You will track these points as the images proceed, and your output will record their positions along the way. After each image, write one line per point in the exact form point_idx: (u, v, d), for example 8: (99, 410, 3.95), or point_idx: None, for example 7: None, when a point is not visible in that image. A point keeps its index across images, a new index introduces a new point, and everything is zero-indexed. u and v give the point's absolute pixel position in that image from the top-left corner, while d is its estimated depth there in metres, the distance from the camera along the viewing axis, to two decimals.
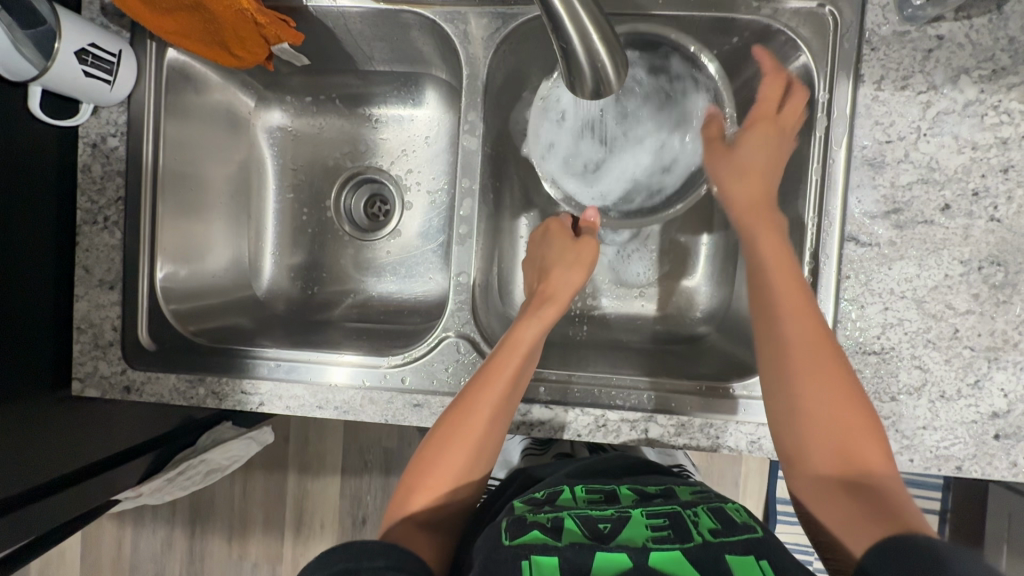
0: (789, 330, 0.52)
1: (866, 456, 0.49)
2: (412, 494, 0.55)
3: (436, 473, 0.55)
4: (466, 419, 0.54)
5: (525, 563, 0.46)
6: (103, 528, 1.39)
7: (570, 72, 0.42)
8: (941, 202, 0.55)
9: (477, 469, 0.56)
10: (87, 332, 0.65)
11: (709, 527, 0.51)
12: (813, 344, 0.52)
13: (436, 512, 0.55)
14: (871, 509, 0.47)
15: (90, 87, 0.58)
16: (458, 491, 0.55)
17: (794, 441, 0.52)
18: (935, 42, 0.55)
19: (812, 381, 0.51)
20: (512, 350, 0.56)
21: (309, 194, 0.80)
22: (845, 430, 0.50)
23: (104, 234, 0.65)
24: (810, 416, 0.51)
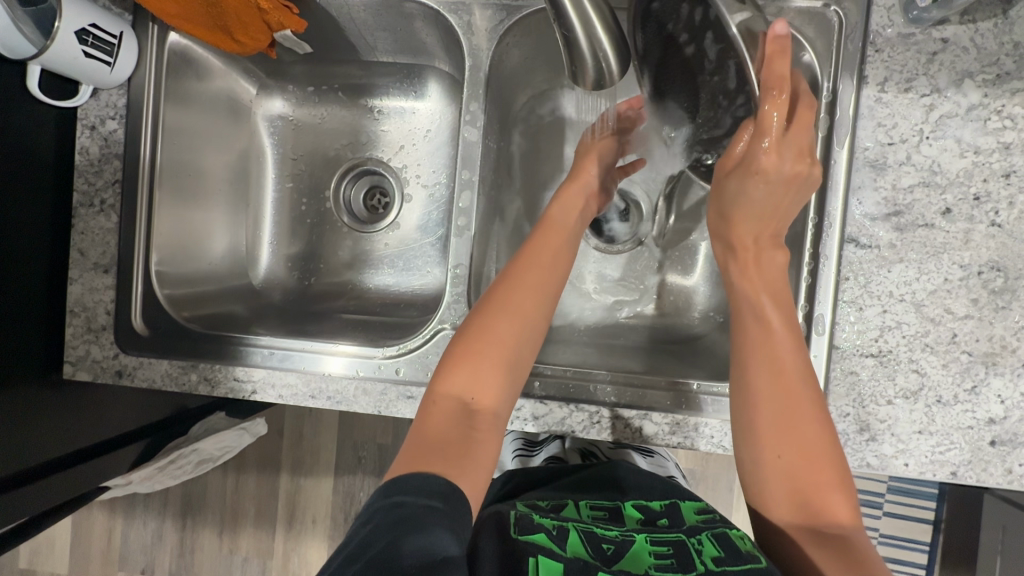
0: (763, 380, 0.51)
1: (837, 506, 0.48)
2: (453, 378, 0.53)
3: (479, 352, 0.54)
4: (507, 297, 0.56)
5: (533, 560, 0.46)
6: (94, 518, 1.38)
7: (573, 62, 0.41)
8: (942, 206, 0.55)
9: (521, 355, 0.55)
10: (80, 315, 0.64)
11: (711, 555, 0.49)
12: (790, 384, 0.50)
13: (479, 396, 0.53)
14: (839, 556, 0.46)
15: (90, 68, 0.58)
16: (503, 373, 0.54)
17: (761, 491, 0.50)
18: (939, 45, 0.55)
19: (786, 420, 0.50)
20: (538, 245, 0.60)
21: (309, 184, 0.80)
22: (813, 471, 0.49)
23: (100, 217, 0.64)
24: (780, 468, 0.49)
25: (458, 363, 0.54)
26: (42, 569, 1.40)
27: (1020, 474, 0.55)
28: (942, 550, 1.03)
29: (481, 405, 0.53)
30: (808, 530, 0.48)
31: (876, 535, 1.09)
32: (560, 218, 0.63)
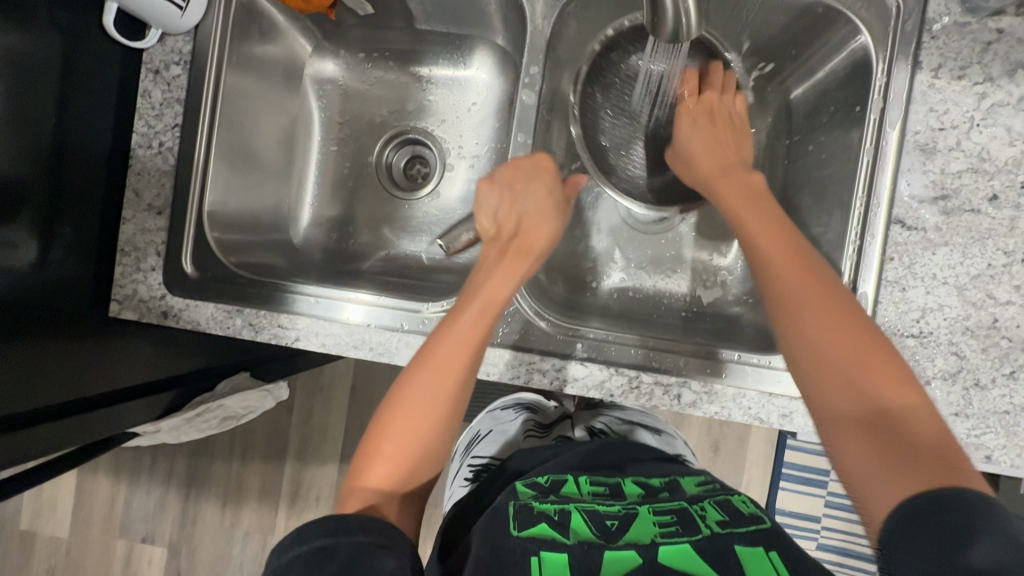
0: (784, 270, 0.49)
1: (887, 393, 0.42)
2: (372, 450, 0.53)
3: (393, 430, 0.53)
4: (426, 368, 0.54)
5: (534, 560, 0.45)
6: (98, 483, 1.38)
7: (654, 14, 0.42)
8: (989, 192, 0.56)
9: (439, 414, 0.53)
10: (131, 255, 0.66)
11: (716, 519, 0.50)
12: (805, 269, 0.49)
13: (400, 473, 0.53)
14: (894, 456, 0.40)
15: (163, 10, 0.59)
16: (425, 435, 0.53)
17: (812, 371, 0.45)
18: (995, 35, 0.56)
19: (821, 309, 0.46)
20: (485, 305, 0.56)
21: (353, 148, 0.81)
22: (866, 357, 0.44)
23: (158, 158, 0.66)
24: (826, 357, 0.45)
25: (374, 437, 0.54)
26: (41, 532, 1.40)
27: None
28: None
29: (403, 484, 0.53)
30: (868, 422, 0.42)
31: None
32: (493, 292, 0.57)
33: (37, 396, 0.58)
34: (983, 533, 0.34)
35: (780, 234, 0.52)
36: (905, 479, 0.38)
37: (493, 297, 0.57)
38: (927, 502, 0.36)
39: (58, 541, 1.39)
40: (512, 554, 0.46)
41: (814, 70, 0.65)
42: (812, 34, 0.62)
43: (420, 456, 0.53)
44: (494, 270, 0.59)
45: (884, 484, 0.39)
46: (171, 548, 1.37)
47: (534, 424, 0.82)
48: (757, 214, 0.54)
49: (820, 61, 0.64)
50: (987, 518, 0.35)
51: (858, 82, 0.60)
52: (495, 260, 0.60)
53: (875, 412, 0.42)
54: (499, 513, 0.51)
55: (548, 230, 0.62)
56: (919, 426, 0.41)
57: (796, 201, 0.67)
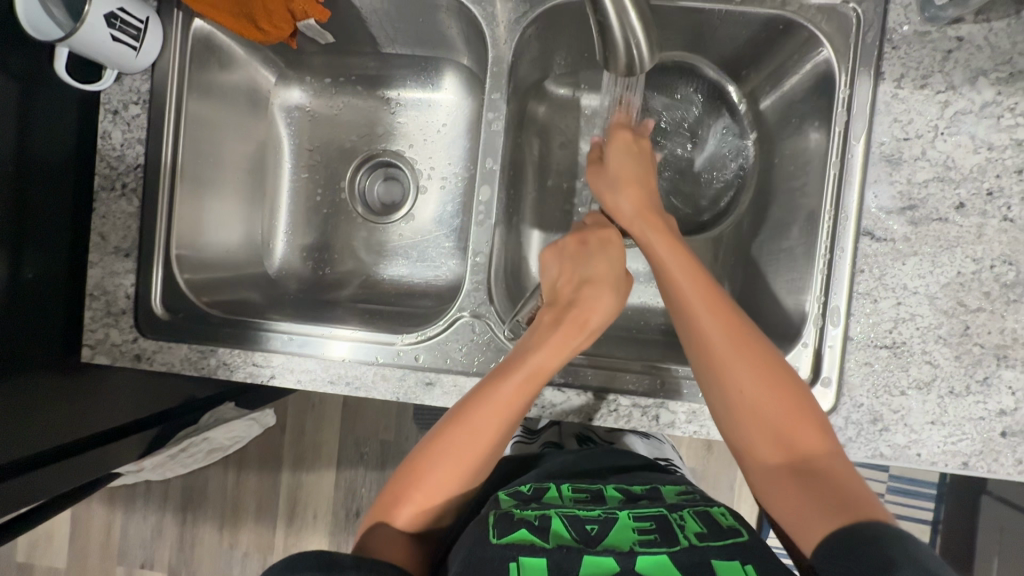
0: (713, 326, 0.51)
1: (809, 449, 0.48)
2: (404, 493, 0.54)
3: (429, 482, 0.53)
4: (471, 429, 0.53)
5: (512, 566, 0.45)
6: (92, 512, 1.37)
7: (606, 49, 0.42)
8: (956, 200, 0.56)
9: (472, 474, 0.54)
10: (100, 299, 0.65)
11: (694, 531, 0.50)
12: (733, 340, 0.51)
13: (426, 512, 0.53)
14: (821, 498, 0.46)
15: (116, 52, 0.58)
16: (453, 489, 0.53)
17: (737, 428, 0.50)
18: (955, 43, 0.56)
19: (742, 359, 0.50)
20: (532, 375, 0.54)
21: (325, 174, 0.80)
22: (779, 395, 0.50)
23: (121, 201, 0.65)
24: (754, 409, 0.50)
25: (410, 480, 0.54)
26: (38, 563, 1.39)
27: None
28: None
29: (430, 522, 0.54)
30: (794, 470, 0.48)
31: None
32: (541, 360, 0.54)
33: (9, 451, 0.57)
34: (903, 559, 0.38)
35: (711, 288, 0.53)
36: (823, 519, 0.44)
37: (541, 367, 0.54)
38: (851, 535, 0.42)
39: (55, 571, 1.38)
40: (492, 562, 0.46)
41: (781, 82, 0.65)
42: (776, 47, 0.62)
43: (454, 501, 0.54)
44: (545, 340, 0.55)
45: (811, 521, 0.45)
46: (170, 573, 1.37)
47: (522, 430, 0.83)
48: (681, 261, 0.54)
49: (785, 72, 0.64)
50: (902, 545, 0.40)
51: (824, 94, 0.60)
52: (548, 325, 0.56)
53: (801, 465, 0.48)
54: (483, 522, 0.50)
55: (607, 303, 0.57)
56: (835, 467, 0.47)
57: (768, 213, 0.67)
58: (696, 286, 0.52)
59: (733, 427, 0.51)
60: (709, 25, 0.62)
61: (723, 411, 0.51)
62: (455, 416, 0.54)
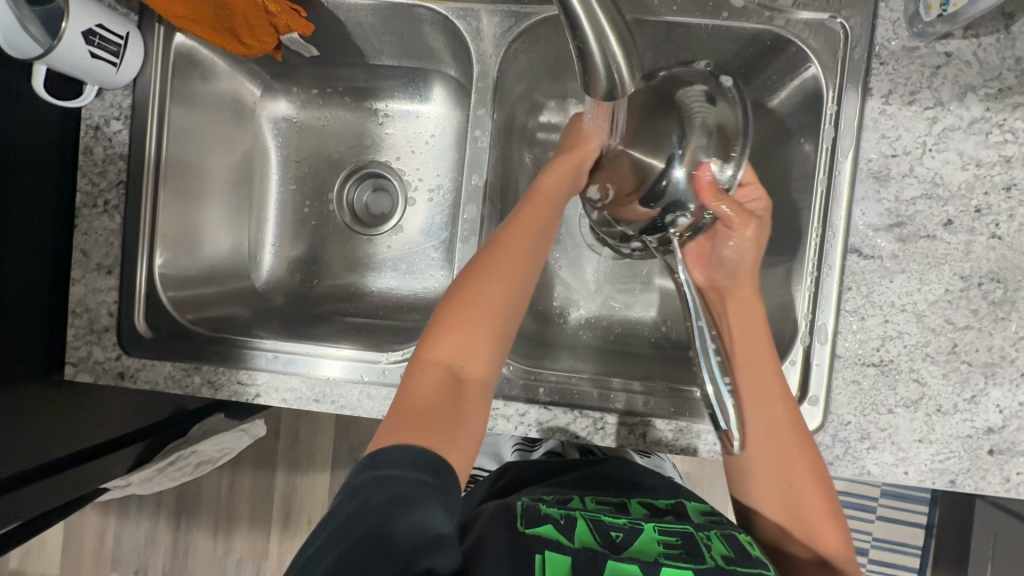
0: (769, 417, 0.53)
1: (835, 547, 0.51)
2: (439, 344, 0.51)
3: (461, 334, 0.51)
4: (496, 272, 0.53)
5: (540, 558, 0.45)
6: (85, 519, 1.36)
7: (586, 73, 0.41)
8: (944, 218, 0.56)
9: (507, 331, 0.53)
10: (83, 316, 0.64)
11: (722, 553, 0.49)
12: (777, 438, 0.53)
13: (467, 363, 0.51)
14: None
15: (96, 68, 0.57)
16: (494, 343, 0.52)
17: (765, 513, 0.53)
18: (943, 58, 0.55)
19: (787, 455, 0.52)
20: (543, 195, 0.57)
21: (313, 186, 0.80)
22: (810, 489, 0.52)
23: (104, 218, 0.64)
24: (784, 500, 0.52)
25: (447, 328, 0.51)
26: (32, 569, 1.38)
27: (1017, 482, 0.56)
28: (931, 554, 1.06)
29: (465, 375, 0.51)
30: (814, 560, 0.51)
31: (869, 538, 1.12)
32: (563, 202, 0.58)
33: None
34: None
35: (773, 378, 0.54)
36: None
37: (550, 187, 0.57)
38: None
39: None
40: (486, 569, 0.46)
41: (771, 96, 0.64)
42: (764, 60, 0.62)
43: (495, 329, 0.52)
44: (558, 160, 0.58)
45: None
46: None
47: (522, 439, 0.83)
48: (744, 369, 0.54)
49: (774, 87, 0.63)
50: None
51: (811, 110, 0.59)
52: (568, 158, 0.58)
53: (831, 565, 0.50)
54: (511, 511, 0.51)
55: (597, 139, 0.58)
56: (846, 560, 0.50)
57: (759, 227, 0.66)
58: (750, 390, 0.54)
59: (772, 520, 0.53)
60: (697, 40, 0.62)
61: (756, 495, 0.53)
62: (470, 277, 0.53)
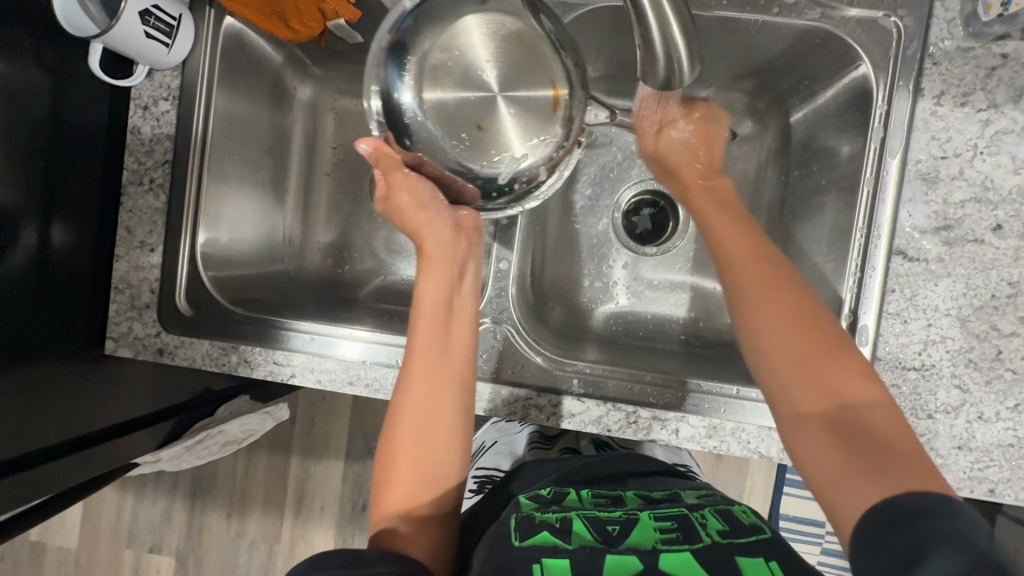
0: (745, 265, 0.52)
1: (852, 399, 0.45)
2: (387, 505, 0.54)
3: (401, 472, 0.54)
4: (407, 409, 0.54)
5: (537, 566, 0.45)
6: (104, 494, 1.39)
7: (647, 63, 0.41)
8: (993, 222, 0.55)
9: (442, 441, 0.54)
10: (124, 292, 0.65)
11: (717, 529, 0.49)
12: (769, 285, 0.50)
13: (418, 491, 0.54)
14: (862, 457, 0.42)
15: (149, 48, 0.58)
16: (438, 458, 0.54)
17: (776, 387, 0.47)
18: (999, 60, 0.54)
19: (779, 306, 0.49)
20: (426, 315, 0.56)
21: (347, 173, 0.80)
22: (817, 341, 0.47)
23: (149, 196, 0.65)
24: (776, 347, 0.48)
25: (387, 472, 0.54)
26: (51, 542, 1.41)
27: None
28: None
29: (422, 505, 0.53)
30: (831, 421, 0.45)
31: None
32: (465, 307, 0.58)
33: (37, 437, 0.59)
34: (937, 539, 0.36)
35: (751, 236, 0.54)
36: (866, 481, 0.41)
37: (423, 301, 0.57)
38: (890, 508, 0.39)
39: (67, 551, 1.41)
40: (519, 564, 0.46)
41: (814, 95, 0.64)
42: (809, 57, 0.61)
43: (439, 446, 0.54)
44: (426, 277, 0.57)
45: (853, 490, 0.42)
46: (178, 558, 1.38)
47: (538, 435, 0.83)
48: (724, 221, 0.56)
49: (819, 85, 0.63)
50: (942, 521, 0.37)
51: (859, 108, 0.58)
52: (438, 257, 0.57)
53: (839, 422, 0.44)
54: (505, 526, 0.51)
55: (438, 212, 0.58)
56: (879, 424, 0.44)
57: (798, 227, 0.66)
58: (748, 244, 0.53)
59: (797, 397, 0.46)
60: (744, 35, 0.61)
61: (749, 345, 0.50)
62: (387, 426, 0.55)
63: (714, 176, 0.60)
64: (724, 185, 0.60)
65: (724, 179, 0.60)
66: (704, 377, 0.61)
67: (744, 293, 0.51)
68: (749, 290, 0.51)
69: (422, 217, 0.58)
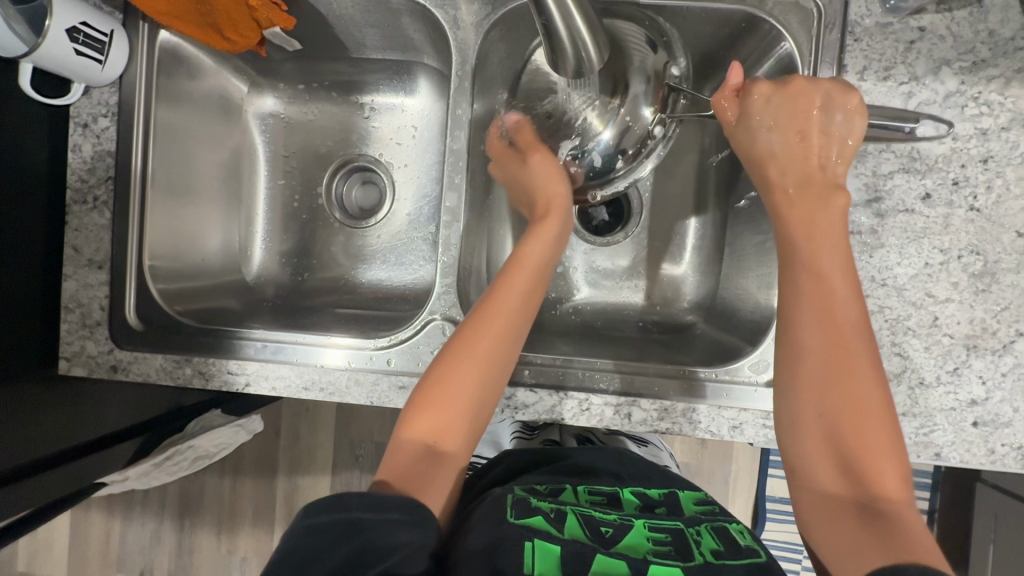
0: (812, 307, 0.49)
1: (880, 485, 0.45)
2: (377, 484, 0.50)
3: (443, 403, 0.52)
4: (471, 349, 0.53)
5: (529, 546, 0.46)
6: (91, 520, 1.37)
7: (554, 51, 0.43)
8: (922, 191, 0.56)
9: (491, 392, 0.54)
10: (75, 311, 0.65)
11: (711, 548, 0.50)
12: (841, 351, 0.48)
13: (450, 429, 0.52)
14: (875, 536, 0.43)
15: (81, 66, 0.59)
16: (477, 412, 0.53)
17: (801, 455, 0.48)
18: (917, 33, 0.56)
19: (823, 343, 0.48)
20: (519, 265, 0.58)
21: (302, 181, 0.80)
22: (856, 409, 0.47)
23: (94, 214, 0.65)
24: (815, 397, 0.48)
25: (427, 400, 0.53)
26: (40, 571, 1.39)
27: (1002, 453, 0.56)
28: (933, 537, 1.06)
29: (445, 446, 0.52)
30: (856, 503, 0.45)
31: None
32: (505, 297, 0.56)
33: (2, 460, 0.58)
34: None
35: (848, 266, 0.50)
36: (871, 557, 0.42)
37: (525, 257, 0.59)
38: None
39: None
40: (508, 540, 0.46)
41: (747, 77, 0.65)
42: (740, 40, 0.62)
43: (486, 395, 0.53)
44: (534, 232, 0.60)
45: (854, 562, 0.43)
46: None
47: (522, 427, 0.85)
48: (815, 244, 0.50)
49: (751, 67, 0.64)
50: None
51: None
52: (541, 223, 0.61)
53: (866, 505, 0.45)
54: (501, 502, 0.52)
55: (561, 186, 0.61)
56: (902, 512, 0.44)
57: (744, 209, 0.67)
58: (817, 291, 0.49)
59: (824, 472, 0.47)
60: (675, 23, 0.62)
61: (787, 401, 0.49)
62: (451, 350, 0.54)
63: (833, 192, 0.52)
64: (841, 203, 0.51)
65: (841, 197, 0.51)
66: (659, 362, 0.62)
67: (807, 369, 0.48)
68: (797, 324, 0.50)
69: (556, 183, 0.61)
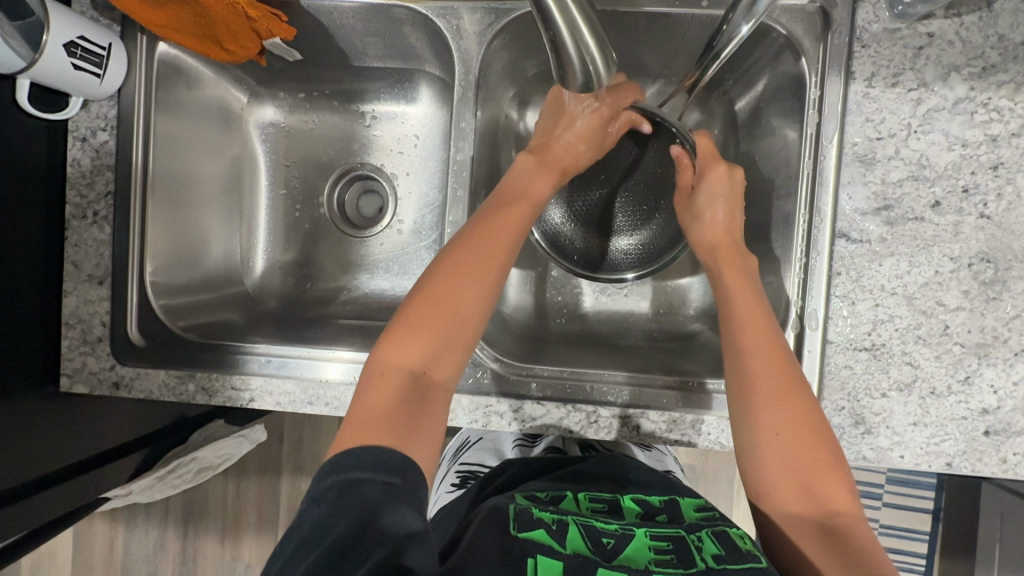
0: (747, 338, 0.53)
1: (836, 501, 0.47)
2: (345, 442, 0.47)
3: (426, 332, 0.51)
4: (464, 277, 0.53)
5: (530, 562, 0.45)
6: (93, 530, 1.36)
7: (561, 62, 0.42)
8: (931, 199, 0.56)
9: (469, 322, 0.53)
10: (76, 328, 0.65)
11: (712, 552, 0.48)
12: (781, 387, 0.50)
13: (433, 365, 0.51)
14: (834, 557, 0.45)
15: (79, 80, 0.58)
16: (459, 349, 0.52)
17: (758, 476, 0.49)
18: (925, 39, 0.55)
19: (766, 366, 0.51)
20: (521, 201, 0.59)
21: (303, 190, 0.80)
22: (805, 425, 0.49)
23: (93, 228, 0.64)
24: (762, 414, 0.50)
25: (406, 333, 0.51)
26: None
27: (1014, 462, 0.55)
28: (940, 539, 1.06)
29: (431, 381, 0.51)
30: (817, 525, 0.46)
31: (876, 526, 1.11)
32: (465, 245, 0.55)
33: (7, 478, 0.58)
34: None
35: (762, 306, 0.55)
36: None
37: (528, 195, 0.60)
38: None
39: None
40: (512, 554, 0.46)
41: (751, 84, 0.65)
42: (746, 47, 0.62)
43: (468, 322, 0.53)
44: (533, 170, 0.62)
45: None
46: None
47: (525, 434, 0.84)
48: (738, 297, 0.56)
49: (755, 74, 0.63)
50: None
51: (794, 94, 0.59)
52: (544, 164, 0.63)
53: (826, 524, 0.46)
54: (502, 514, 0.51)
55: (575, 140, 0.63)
56: (856, 528, 0.46)
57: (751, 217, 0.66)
58: (750, 331, 0.53)
59: (782, 493, 0.48)
60: (680, 30, 0.62)
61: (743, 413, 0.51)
62: (436, 280, 0.53)
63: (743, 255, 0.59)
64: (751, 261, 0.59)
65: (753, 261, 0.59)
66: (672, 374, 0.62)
67: (756, 392, 0.51)
68: (743, 350, 0.53)
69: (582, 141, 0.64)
